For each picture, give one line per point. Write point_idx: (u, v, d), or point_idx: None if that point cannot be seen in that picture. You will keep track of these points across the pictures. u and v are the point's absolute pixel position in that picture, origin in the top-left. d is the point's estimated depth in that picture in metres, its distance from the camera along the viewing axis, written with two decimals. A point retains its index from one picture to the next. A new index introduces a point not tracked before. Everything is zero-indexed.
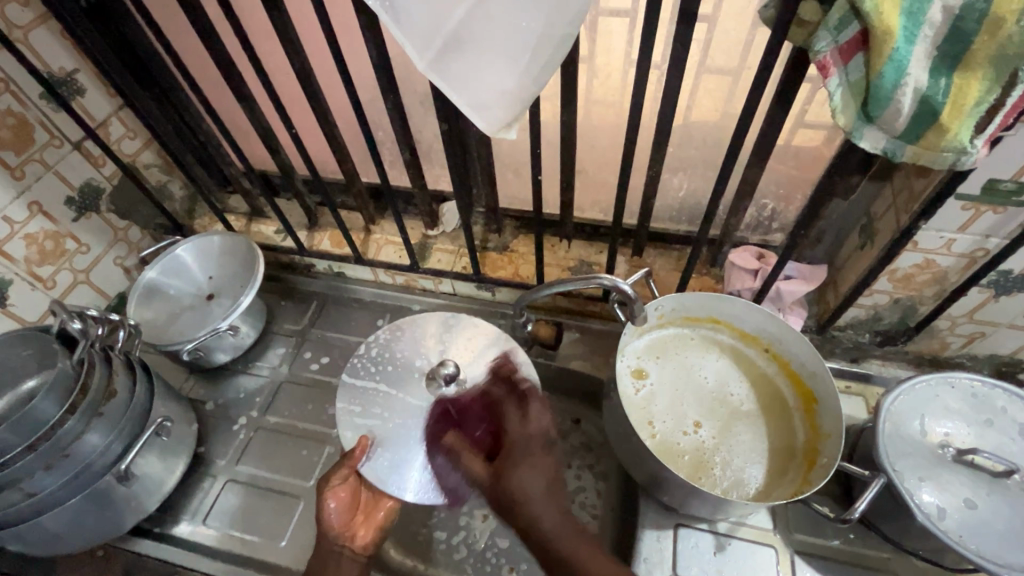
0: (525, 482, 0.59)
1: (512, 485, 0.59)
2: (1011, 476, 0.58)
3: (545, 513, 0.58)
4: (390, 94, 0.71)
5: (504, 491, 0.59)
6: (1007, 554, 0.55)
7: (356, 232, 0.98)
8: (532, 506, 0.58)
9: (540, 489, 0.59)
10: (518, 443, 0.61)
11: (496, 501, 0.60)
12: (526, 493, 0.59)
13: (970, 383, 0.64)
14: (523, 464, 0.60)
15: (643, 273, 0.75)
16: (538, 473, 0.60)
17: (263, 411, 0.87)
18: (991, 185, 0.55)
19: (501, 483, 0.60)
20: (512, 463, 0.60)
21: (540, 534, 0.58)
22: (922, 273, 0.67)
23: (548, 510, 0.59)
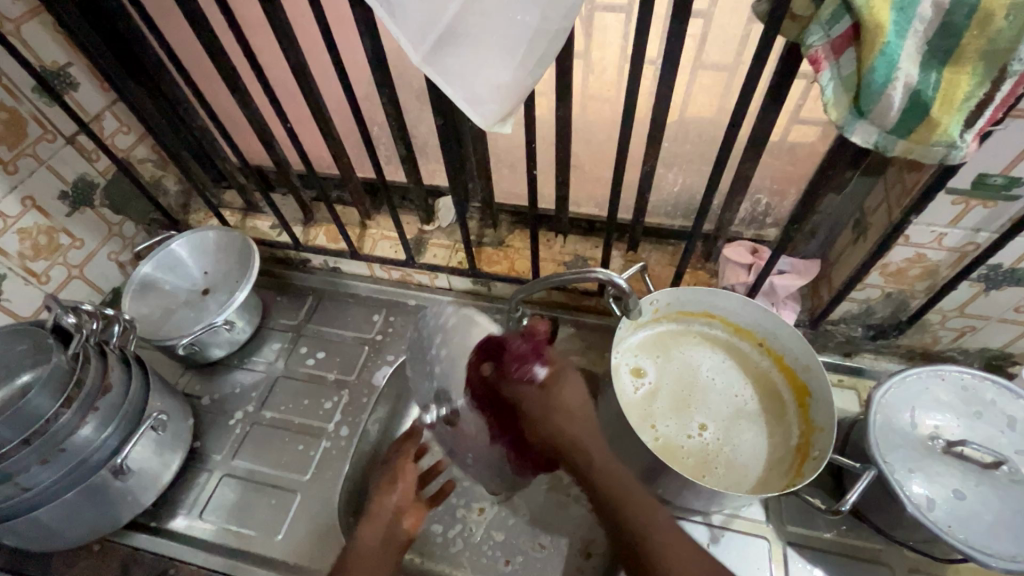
0: (574, 408, 0.66)
1: (562, 410, 0.66)
2: (999, 467, 0.59)
3: (592, 443, 0.64)
4: (385, 88, 0.71)
5: (554, 409, 0.66)
6: (994, 543, 0.56)
7: (352, 227, 0.98)
8: (575, 430, 0.65)
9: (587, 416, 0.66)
10: (562, 374, 0.68)
11: (545, 416, 0.66)
12: (573, 416, 0.65)
13: (960, 376, 0.65)
14: (571, 396, 0.66)
15: (640, 268, 0.75)
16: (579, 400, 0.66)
17: (259, 406, 0.87)
18: (982, 179, 0.56)
19: (553, 405, 0.66)
20: (563, 391, 0.67)
21: (583, 459, 0.64)
22: (913, 267, 0.68)
23: (596, 438, 0.65)
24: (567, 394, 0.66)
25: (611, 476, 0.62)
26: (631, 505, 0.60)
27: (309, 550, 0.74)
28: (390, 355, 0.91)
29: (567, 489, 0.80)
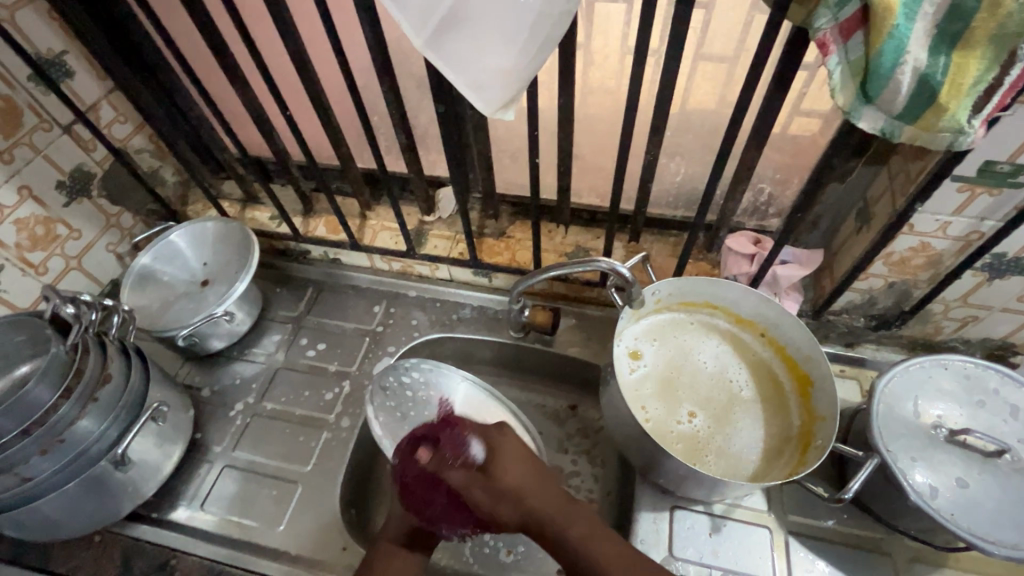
0: (521, 482, 0.61)
1: (509, 487, 0.61)
2: (1002, 456, 0.59)
3: (551, 509, 0.60)
4: (385, 76, 0.70)
5: (501, 494, 0.61)
6: (996, 531, 0.56)
7: (352, 218, 0.97)
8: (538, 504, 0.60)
9: (537, 487, 0.61)
10: (496, 449, 0.63)
11: (494, 503, 0.61)
12: (524, 489, 0.61)
13: (962, 365, 0.65)
14: (513, 468, 0.62)
15: (642, 257, 0.75)
16: (520, 471, 0.62)
17: (259, 397, 0.87)
18: (988, 166, 0.55)
19: (499, 488, 0.61)
20: (501, 467, 0.61)
21: (549, 532, 0.59)
22: (917, 257, 0.68)
23: (552, 501, 0.60)
24: (506, 471, 0.61)
25: (579, 539, 0.58)
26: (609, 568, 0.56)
27: (310, 541, 0.74)
28: (391, 347, 0.90)
29: (567, 479, 0.83)
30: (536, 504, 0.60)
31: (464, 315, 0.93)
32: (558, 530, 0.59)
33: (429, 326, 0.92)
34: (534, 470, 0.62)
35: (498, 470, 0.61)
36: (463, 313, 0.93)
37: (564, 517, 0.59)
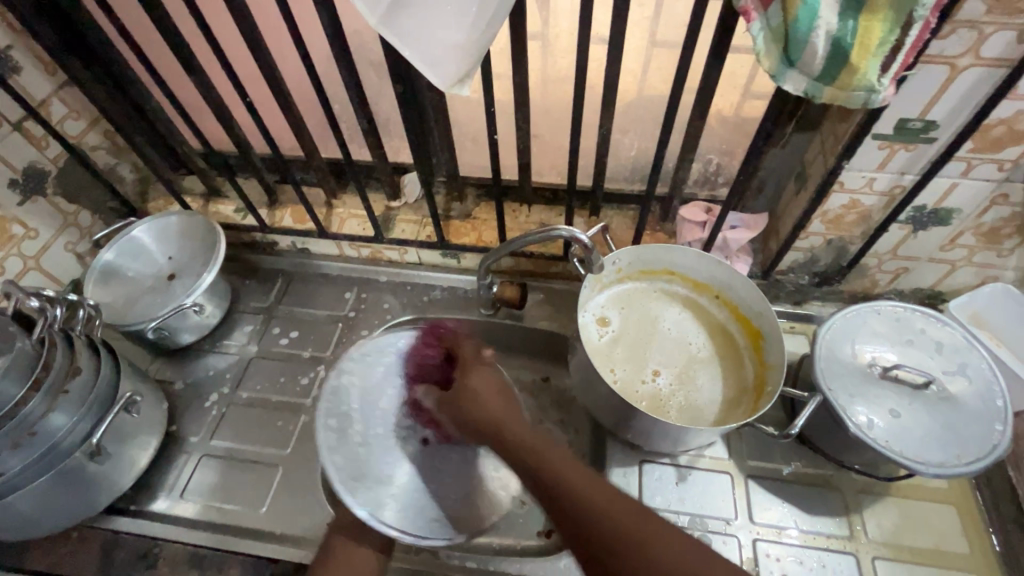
0: (485, 394, 0.66)
1: (472, 398, 0.67)
2: (928, 387, 0.65)
3: (506, 416, 0.64)
4: (344, 60, 0.71)
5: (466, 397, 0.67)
6: (925, 453, 0.62)
7: (318, 207, 0.98)
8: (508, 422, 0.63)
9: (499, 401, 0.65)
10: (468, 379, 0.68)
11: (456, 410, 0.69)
12: (481, 395, 0.66)
13: (893, 309, 0.71)
14: (482, 383, 0.67)
15: (600, 228, 0.79)
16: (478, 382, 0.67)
17: (234, 387, 0.87)
18: (902, 124, 0.61)
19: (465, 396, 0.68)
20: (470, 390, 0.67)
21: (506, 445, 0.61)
22: (850, 213, 0.73)
23: (515, 417, 0.63)
24: (471, 382, 0.67)
25: (549, 467, 0.56)
26: (577, 493, 0.53)
27: (294, 519, 0.76)
28: (364, 330, 0.92)
29: None
30: (499, 415, 0.64)
31: (435, 296, 0.95)
32: (517, 441, 0.61)
33: (402, 309, 0.95)
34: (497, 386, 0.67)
35: (467, 385, 0.68)
36: (434, 294, 0.95)
37: (536, 444, 0.60)
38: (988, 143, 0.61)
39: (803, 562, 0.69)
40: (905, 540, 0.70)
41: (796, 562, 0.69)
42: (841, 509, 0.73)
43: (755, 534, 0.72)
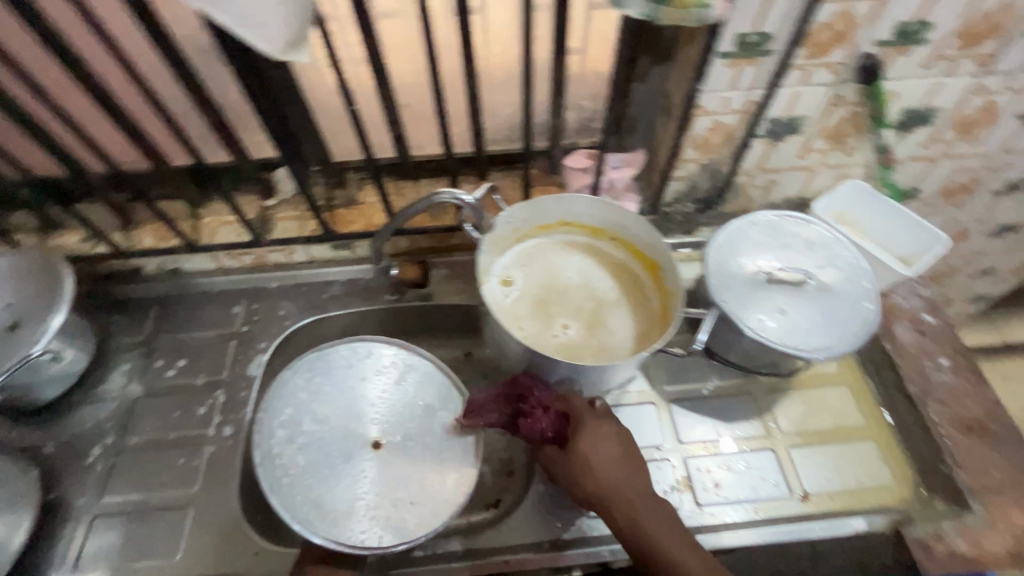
0: (608, 460, 0.64)
1: (597, 465, 0.63)
2: (805, 282, 0.70)
3: (632, 490, 0.62)
4: (165, 46, 0.63)
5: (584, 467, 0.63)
6: (812, 342, 0.67)
7: (182, 220, 0.88)
8: (639, 505, 0.61)
9: (622, 471, 0.63)
10: (590, 442, 0.65)
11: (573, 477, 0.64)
12: (610, 466, 0.63)
13: (766, 217, 0.76)
14: (608, 450, 0.64)
15: (487, 188, 0.77)
16: (608, 446, 0.64)
17: (120, 435, 0.77)
18: (742, 39, 0.64)
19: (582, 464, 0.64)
20: (591, 452, 0.64)
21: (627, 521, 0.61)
22: (715, 135, 0.76)
23: (642, 487, 0.63)
24: (596, 448, 0.64)
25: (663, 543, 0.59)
26: (669, 555, 0.59)
27: (216, 558, 0.69)
28: (262, 343, 0.85)
29: None
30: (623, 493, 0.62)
31: (335, 292, 0.89)
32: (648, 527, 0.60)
33: (300, 312, 0.88)
34: (620, 458, 0.64)
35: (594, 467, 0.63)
36: (333, 290, 0.90)
37: (653, 523, 0.60)
38: (817, 48, 0.65)
39: (729, 467, 0.73)
40: (813, 426, 0.76)
41: (723, 469, 0.73)
42: (755, 412, 0.78)
43: (683, 453, 0.75)
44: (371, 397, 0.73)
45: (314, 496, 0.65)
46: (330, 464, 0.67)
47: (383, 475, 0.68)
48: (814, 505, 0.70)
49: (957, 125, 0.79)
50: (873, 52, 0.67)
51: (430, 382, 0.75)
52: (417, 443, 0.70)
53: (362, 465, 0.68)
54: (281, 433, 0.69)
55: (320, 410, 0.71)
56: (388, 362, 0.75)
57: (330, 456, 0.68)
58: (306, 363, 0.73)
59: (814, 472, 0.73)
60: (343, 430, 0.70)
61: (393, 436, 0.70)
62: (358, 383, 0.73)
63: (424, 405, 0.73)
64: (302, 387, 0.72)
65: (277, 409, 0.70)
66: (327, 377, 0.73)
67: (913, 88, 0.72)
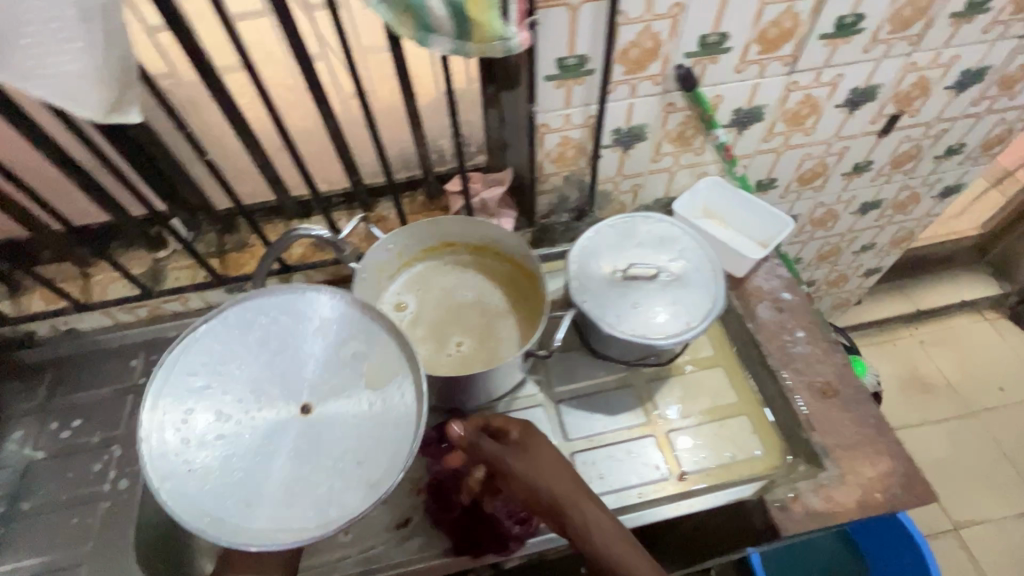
0: (551, 468, 0.61)
1: (539, 472, 0.60)
2: (657, 275, 0.76)
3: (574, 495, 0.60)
4: (15, 119, 0.66)
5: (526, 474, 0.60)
6: (665, 329, 0.72)
7: (73, 281, 0.89)
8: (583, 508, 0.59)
9: (562, 476, 0.61)
10: (533, 451, 0.62)
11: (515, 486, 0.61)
12: (551, 474, 0.61)
13: (622, 220, 0.82)
14: (549, 457, 0.62)
15: (360, 219, 0.81)
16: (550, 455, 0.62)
17: (12, 503, 0.77)
18: (562, 63, 0.70)
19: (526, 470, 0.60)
20: (535, 459, 0.61)
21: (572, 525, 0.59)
22: (568, 149, 0.83)
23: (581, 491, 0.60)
24: (537, 457, 0.61)
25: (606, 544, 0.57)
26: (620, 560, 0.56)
27: None
28: None
29: None
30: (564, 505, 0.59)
31: None
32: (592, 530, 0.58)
33: None
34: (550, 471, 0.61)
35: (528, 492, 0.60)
36: None
37: (602, 530, 0.58)
38: (633, 64, 0.72)
39: (613, 457, 0.78)
40: (690, 408, 0.81)
41: (607, 460, 0.77)
42: (638, 402, 0.82)
43: (571, 449, 0.79)
44: (286, 358, 0.57)
45: (248, 491, 0.53)
46: (254, 450, 0.54)
47: (324, 440, 0.55)
48: (691, 483, 0.75)
49: (786, 119, 0.87)
50: (686, 64, 0.74)
51: (353, 325, 0.60)
52: (357, 395, 0.57)
53: (301, 437, 0.55)
54: (178, 427, 0.53)
55: (227, 395, 0.55)
56: (292, 314, 0.60)
57: (250, 441, 0.54)
58: (187, 343, 0.56)
59: (692, 453, 0.77)
60: (259, 404, 0.55)
61: (327, 391, 0.57)
62: (262, 347, 0.58)
63: (354, 352, 0.59)
64: (193, 369, 0.56)
65: (174, 408, 0.54)
66: (227, 354, 0.57)
67: (734, 91, 0.80)
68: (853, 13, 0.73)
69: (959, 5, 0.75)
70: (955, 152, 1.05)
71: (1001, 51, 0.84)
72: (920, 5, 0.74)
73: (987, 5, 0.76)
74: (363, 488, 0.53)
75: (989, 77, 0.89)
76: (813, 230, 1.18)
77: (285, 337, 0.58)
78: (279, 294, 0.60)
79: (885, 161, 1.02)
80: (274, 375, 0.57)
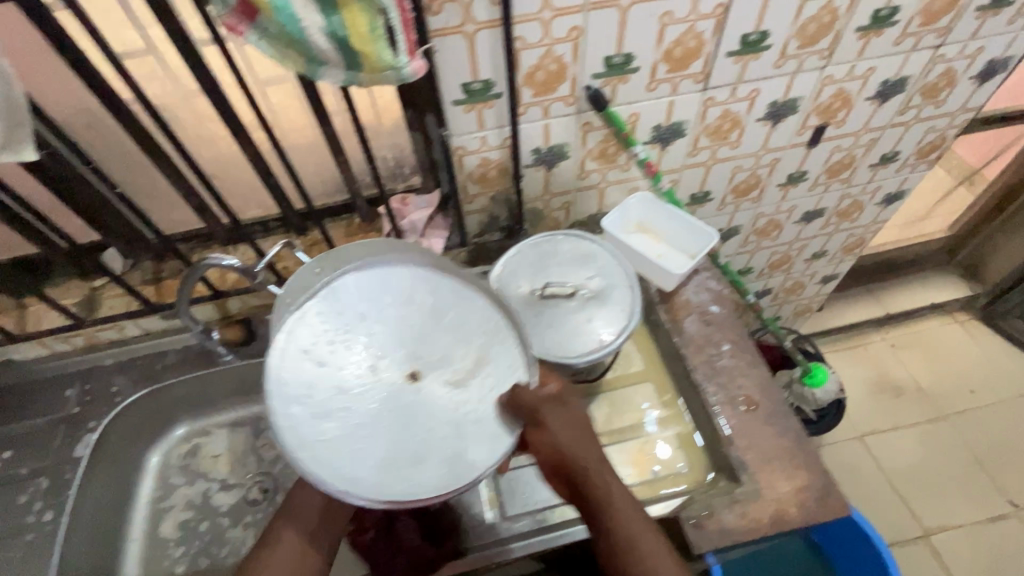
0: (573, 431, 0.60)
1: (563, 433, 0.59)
2: (572, 294, 0.76)
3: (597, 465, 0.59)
4: None
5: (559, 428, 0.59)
6: (576, 348, 0.72)
7: (8, 311, 0.90)
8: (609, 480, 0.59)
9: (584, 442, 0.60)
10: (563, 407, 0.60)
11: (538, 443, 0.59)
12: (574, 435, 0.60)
13: (542, 239, 0.82)
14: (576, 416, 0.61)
15: (284, 245, 0.82)
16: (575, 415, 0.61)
17: None
18: (467, 88, 0.71)
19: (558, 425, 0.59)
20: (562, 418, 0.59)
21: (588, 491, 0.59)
22: (490, 170, 0.84)
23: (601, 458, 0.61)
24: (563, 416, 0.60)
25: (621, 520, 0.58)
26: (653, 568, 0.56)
27: None
28: (92, 423, 0.86)
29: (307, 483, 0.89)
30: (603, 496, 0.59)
31: (169, 361, 0.93)
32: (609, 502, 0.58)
33: (134, 386, 0.90)
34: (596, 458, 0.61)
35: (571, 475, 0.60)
36: (167, 359, 0.93)
37: (638, 526, 0.58)
38: (541, 86, 0.73)
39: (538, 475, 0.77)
40: (617, 424, 0.80)
41: (531, 478, 0.76)
42: None
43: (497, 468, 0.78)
44: (396, 328, 0.57)
45: (376, 456, 0.52)
46: (377, 416, 0.53)
47: (444, 402, 0.55)
48: None
49: (709, 133, 0.88)
50: (595, 84, 0.75)
51: (457, 295, 0.60)
52: (467, 363, 0.57)
53: (414, 402, 0.54)
54: (297, 399, 0.53)
55: (350, 364, 0.55)
56: (424, 289, 0.60)
57: (371, 407, 0.53)
58: (302, 321, 0.55)
59: (614, 470, 0.77)
60: (371, 372, 0.55)
61: (434, 372, 0.56)
62: (371, 319, 0.57)
63: (461, 318, 0.59)
64: (308, 346, 0.55)
65: (297, 381, 0.53)
66: (342, 326, 0.56)
67: (650, 109, 0.81)
68: (756, 31, 0.74)
69: (864, 19, 0.76)
70: (890, 160, 1.05)
71: (919, 61, 0.85)
72: (824, 21, 0.75)
73: (894, 18, 0.77)
74: (485, 446, 0.54)
75: (911, 87, 0.90)
76: (759, 239, 1.19)
77: (388, 308, 0.58)
78: (376, 272, 0.59)
79: (820, 171, 1.03)
80: (387, 342, 0.56)
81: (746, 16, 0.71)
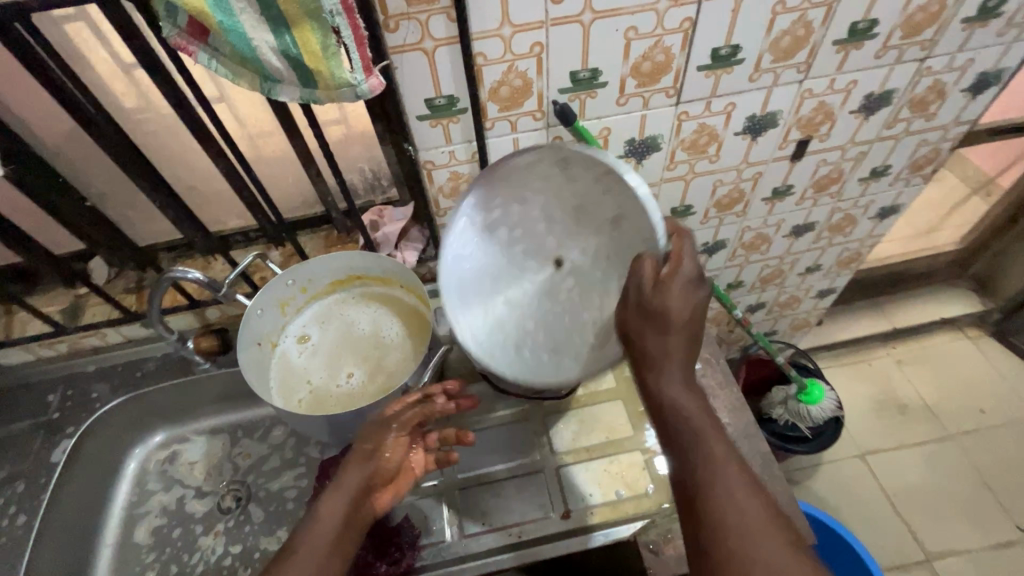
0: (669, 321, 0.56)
1: (654, 316, 0.56)
2: None
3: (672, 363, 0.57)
4: None
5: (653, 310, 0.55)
6: None
7: None
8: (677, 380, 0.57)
9: (678, 333, 0.56)
10: (667, 294, 0.55)
11: (644, 315, 0.56)
12: (664, 323, 0.56)
13: None
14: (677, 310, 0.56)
15: (255, 257, 0.83)
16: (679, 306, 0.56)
17: None
18: (431, 103, 0.71)
19: (654, 308, 0.55)
20: (659, 304, 0.55)
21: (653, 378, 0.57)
22: (461, 184, 0.84)
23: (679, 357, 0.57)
24: (668, 304, 0.55)
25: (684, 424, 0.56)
26: (739, 539, 0.50)
27: None
28: (70, 428, 0.89)
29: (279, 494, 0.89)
30: (700, 426, 0.55)
31: (148, 369, 0.94)
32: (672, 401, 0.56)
33: (113, 393, 0.92)
34: (696, 394, 0.57)
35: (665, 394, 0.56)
36: (147, 367, 0.95)
37: (701, 431, 0.55)
38: (506, 102, 0.73)
39: (501, 493, 0.76)
40: (583, 443, 0.80)
41: (493, 496, 0.76)
42: (532, 438, 0.81)
43: (459, 484, 0.77)
44: (524, 227, 0.69)
45: (537, 339, 0.71)
46: (526, 304, 0.71)
47: (599, 266, 0.67)
48: (574, 522, 0.73)
49: (686, 147, 0.86)
50: (562, 99, 0.74)
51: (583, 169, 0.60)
52: (601, 235, 0.66)
53: (547, 286, 0.71)
54: (470, 304, 0.69)
55: (492, 273, 0.70)
56: (538, 205, 0.68)
57: (517, 299, 0.71)
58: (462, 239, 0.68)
59: (578, 490, 0.76)
60: (516, 270, 0.71)
61: (597, 248, 0.67)
62: (501, 224, 0.69)
63: (585, 200, 0.64)
64: (468, 260, 0.69)
65: (467, 289, 0.69)
66: (486, 233, 0.69)
67: (621, 123, 0.80)
68: (727, 44, 0.72)
69: (841, 32, 0.74)
70: (881, 174, 1.02)
71: (903, 74, 0.82)
72: (798, 34, 0.73)
73: (873, 30, 0.75)
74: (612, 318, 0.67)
75: (897, 100, 0.87)
76: (747, 254, 1.16)
77: (508, 212, 0.68)
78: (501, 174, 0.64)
79: (807, 185, 1.00)
80: (524, 242, 0.70)
81: (714, 30, 0.70)
